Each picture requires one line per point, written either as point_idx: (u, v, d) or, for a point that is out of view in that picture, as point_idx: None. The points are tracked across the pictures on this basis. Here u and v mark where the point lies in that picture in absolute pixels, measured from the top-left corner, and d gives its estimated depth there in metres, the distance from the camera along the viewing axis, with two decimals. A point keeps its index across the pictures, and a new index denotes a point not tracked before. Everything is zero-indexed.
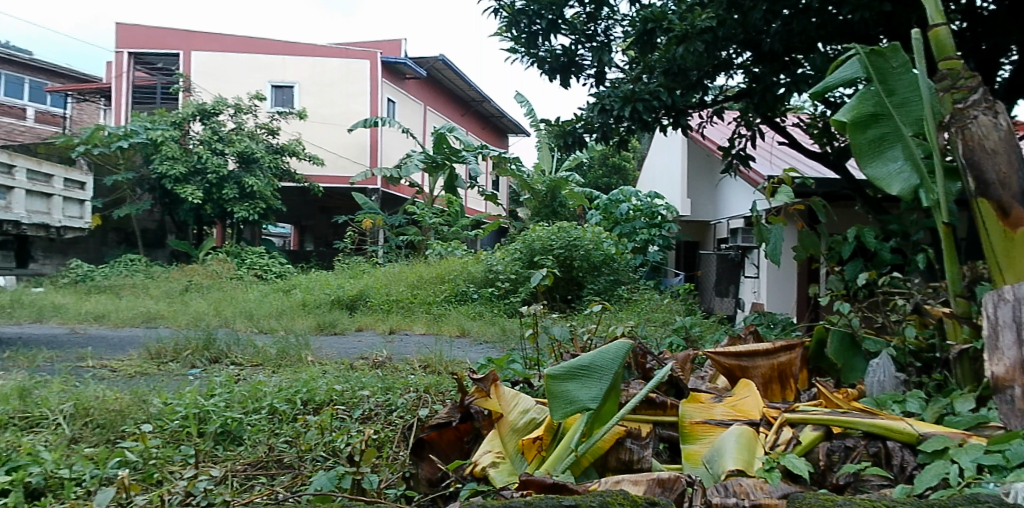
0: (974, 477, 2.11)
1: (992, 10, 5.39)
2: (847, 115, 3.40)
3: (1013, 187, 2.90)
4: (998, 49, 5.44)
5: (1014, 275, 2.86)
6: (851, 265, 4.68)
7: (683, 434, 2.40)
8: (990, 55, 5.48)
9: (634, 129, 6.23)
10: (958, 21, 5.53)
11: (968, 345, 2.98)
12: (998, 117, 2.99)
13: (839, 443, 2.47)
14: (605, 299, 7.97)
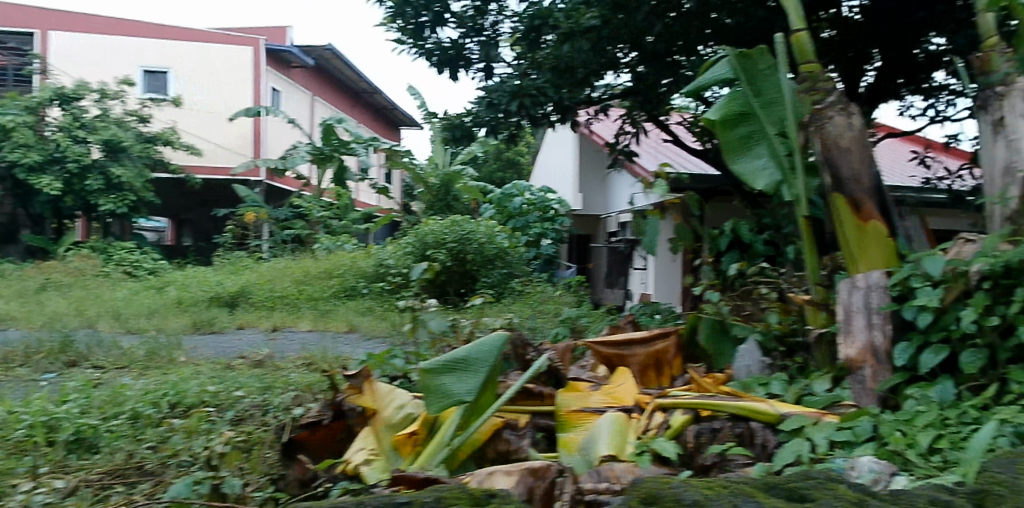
0: (825, 452, 2.29)
1: (859, 20, 5.83)
2: (717, 114, 3.55)
3: (865, 183, 3.20)
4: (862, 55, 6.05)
5: (865, 264, 3.14)
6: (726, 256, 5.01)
7: (559, 423, 2.44)
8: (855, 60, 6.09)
9: (524, 123, 6.29)
10: (828, 29, 5.98)
11: (825, 330, 3.23)
12: (851, 118, 3.24)
13: (706, 425, 2.59)
14: (498, 292, 8.01)
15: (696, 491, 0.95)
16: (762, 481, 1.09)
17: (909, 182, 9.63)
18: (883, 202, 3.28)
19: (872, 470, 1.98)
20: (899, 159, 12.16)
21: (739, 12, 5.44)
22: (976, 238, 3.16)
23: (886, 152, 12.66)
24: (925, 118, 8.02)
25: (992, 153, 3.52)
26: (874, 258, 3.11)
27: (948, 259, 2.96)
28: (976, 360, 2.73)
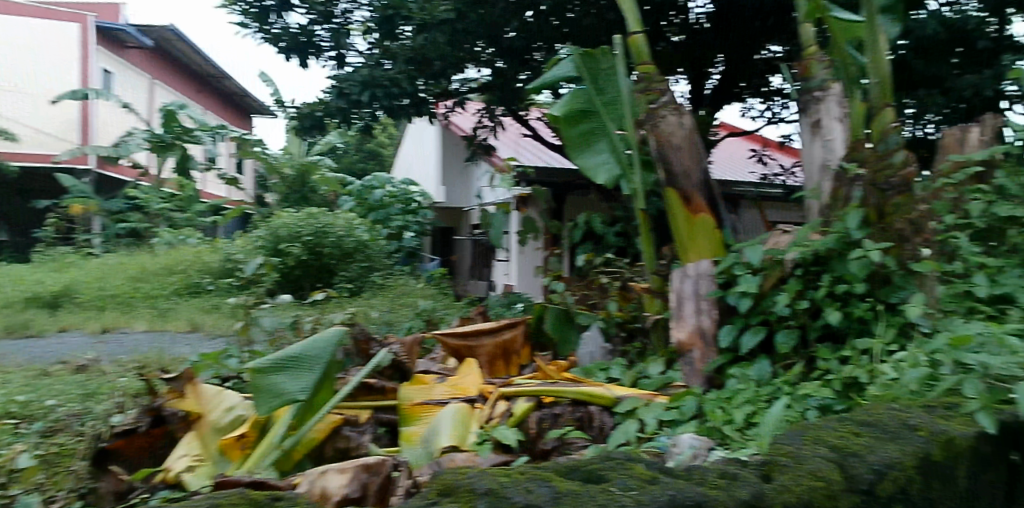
0: (653, 432, 2.45)
1: (705, 26, 6.41)
2: (560, 109, 3.68)
3: (694, 179, 3.44)
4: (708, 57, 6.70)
5: (695, 253, 3.35)
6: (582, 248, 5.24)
7: (402, 417, 2.45)
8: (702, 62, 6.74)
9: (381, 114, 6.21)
10: (678, 34, 6.48)
11: (661, 317, 3.46)
12: (682, 117, 3.46)
13: (548, 411, 2.70)
14: (357, 287, 7.86)
15: (492, 478, 0.97)
16: (563, 465, 1.11)
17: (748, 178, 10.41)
18: (711, 197, 3.53)
19: (692, 446, 2.10)
20: (739, 157, 13.13)
21: (592, 14, 5.65)
22: (791, 229, 3.50)
23: (729, 149, 13.62)
24: (763, 119, 8.71)
25: (811, 153, 3.85)
26: (703, 248, 3.34)
27: (765, 248, 3.26)
28: (789, 340, 3.02)
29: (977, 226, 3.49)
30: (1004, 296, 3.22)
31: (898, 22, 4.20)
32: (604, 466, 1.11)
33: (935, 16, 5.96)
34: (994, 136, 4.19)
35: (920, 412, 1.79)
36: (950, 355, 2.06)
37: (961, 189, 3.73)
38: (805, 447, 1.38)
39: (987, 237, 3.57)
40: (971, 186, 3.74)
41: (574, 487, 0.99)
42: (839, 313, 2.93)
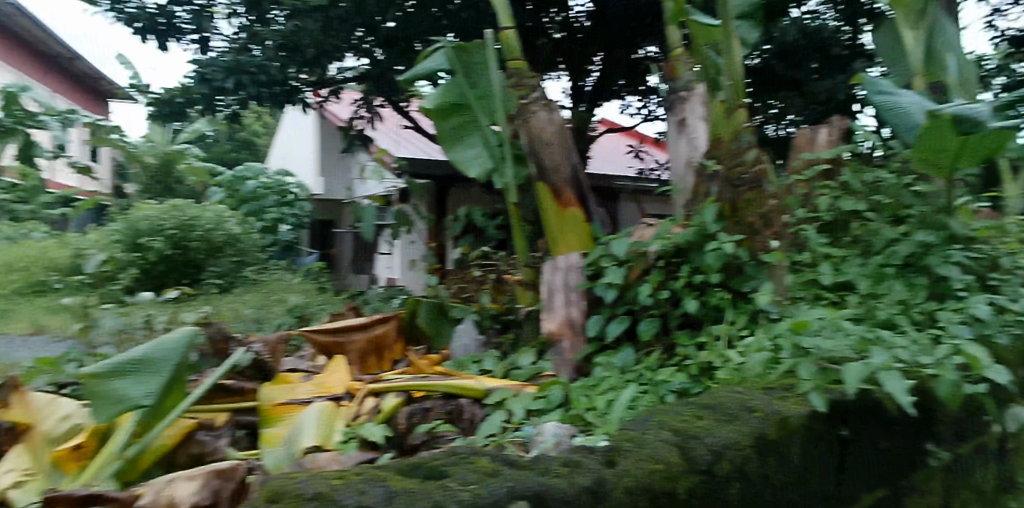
0: (519, 421, 2.48)
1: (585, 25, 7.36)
2: (432, 103, 3.67)
3: (564, 173, 3.52)
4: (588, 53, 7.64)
5: (565, 246, 3.44)
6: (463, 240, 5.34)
7: (263, 418, 2.37)
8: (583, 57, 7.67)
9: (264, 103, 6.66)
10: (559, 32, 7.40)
11: (532, 308, 3.52)
12: (552, 113, 3.54)
13: (418, 405, 2.70)
14: (228, 283, 7.53)
15: (324, 483, 1.03)
16: (407, 464, 1.15)
17: (626, 173, 10.85)
18: (581, 191, 3.63)
19: (555, 434, 2.13)
20: (617, 153, 13.68)
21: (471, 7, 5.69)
22: (654, 222, 3.68)
23: (606, 145, 14.18)
24: (640, 117, 9.08)
25: (678, 149, 4.07)
26: (572, 241, 3.43)
27: (630, 241, 3.39)
28: (651, 328, 3.16)
29: (823, 220, 3.83)
30: (845, 284, 3.53)
31: (757, 28, 4.48)
32: (443, 464, 1.14)
33: (794, 23, 7.00)
34: (841, 136, 4.54)
35: (761, 393, 1.91)
36: (791, 338, 2.21)
37: (811, 185, 4.05)
38: (648, 432, 1.44)
39: (833, 229, 3.89)
40: (820, 182, 4.07)
41: (411, 485, 1.04)
42: (697, 302, 3.10)
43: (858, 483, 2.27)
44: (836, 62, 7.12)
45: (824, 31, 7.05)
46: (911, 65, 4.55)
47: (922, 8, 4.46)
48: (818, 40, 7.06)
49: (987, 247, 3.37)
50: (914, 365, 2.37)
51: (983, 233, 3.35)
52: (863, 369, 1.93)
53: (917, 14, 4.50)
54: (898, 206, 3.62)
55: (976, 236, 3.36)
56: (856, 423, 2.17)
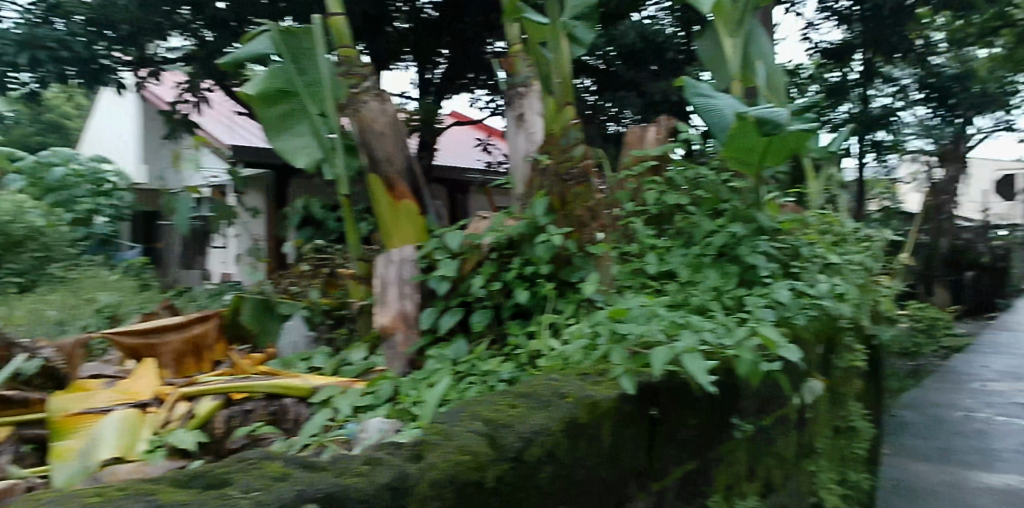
0: (344, 418, 2.44)
1: (430, 15, 7.48)
2: (255, 89, 3.52)
3: (397, 165, 3.48)
4: (434, 43, 7.78)
5: (398, 239, 3.40)
6: (299, 233, 5.21)
7: (52, 431, 2.22)
8: (429, 47, 7.80)
9: (73, 83, 6.22)
10: (404, 22, 7.46)
11: (365, 302, 3.46)
12: (384, 104, 3.51)
13: (238, 408, 2.56)
14: (29, 281, 6.79)
15: (83, 503, 0.96)
16: (189, 474, 1.11)
17: (474, 166, 10.96)
18: (415, 183, 3.60)
19: (379, 429, 2.11)
20: (463, 146, 13.84)
21: None
22: (488, 215, 3.73)
23: (453, 137, 14.31)
24: (488, 111, 9.19)
25: (515, 144, 4.06)
26: (407, 233, 3.40)
27: (464, 233, 3.43)
28: (483, 319, 3.21)
29: (651, 212, 4.06)
30: (669, 272, 3.79)
31: (592, 29, 4.62)
32: (231, 474, 1.10)
33: (633, 26, 7.64)
34: (668, 134, 4.81)
35: (575, 379, 1.99)
36: (609, 325, 2.33)
37: (640, 180, 4.30)
38: (459, 424, 1.47)
39: (657, 222, 4.15)
40: (647, 177, 4.32)
41: (183, 497, 0.98)
42: (527, 292, 3.19)
43: (669, 459, 2.40)
44: (672, 65, 7.77)
45: (660, 37, 7.64)
46: (730, 70, 4.97)
47: (740, 17, 4.92)
48: (654, 45, 7.66)
49: (790, 237, 4.06)
50: (717, 347, 2.58)
51: (786, 225, 4.05)
52: (669, 352, 2.08)
53: (735, 24, 4.93)
54: (716, 200, 3.99)
55: (782, 227, 4.05)
56: (667, 403, 2.32)
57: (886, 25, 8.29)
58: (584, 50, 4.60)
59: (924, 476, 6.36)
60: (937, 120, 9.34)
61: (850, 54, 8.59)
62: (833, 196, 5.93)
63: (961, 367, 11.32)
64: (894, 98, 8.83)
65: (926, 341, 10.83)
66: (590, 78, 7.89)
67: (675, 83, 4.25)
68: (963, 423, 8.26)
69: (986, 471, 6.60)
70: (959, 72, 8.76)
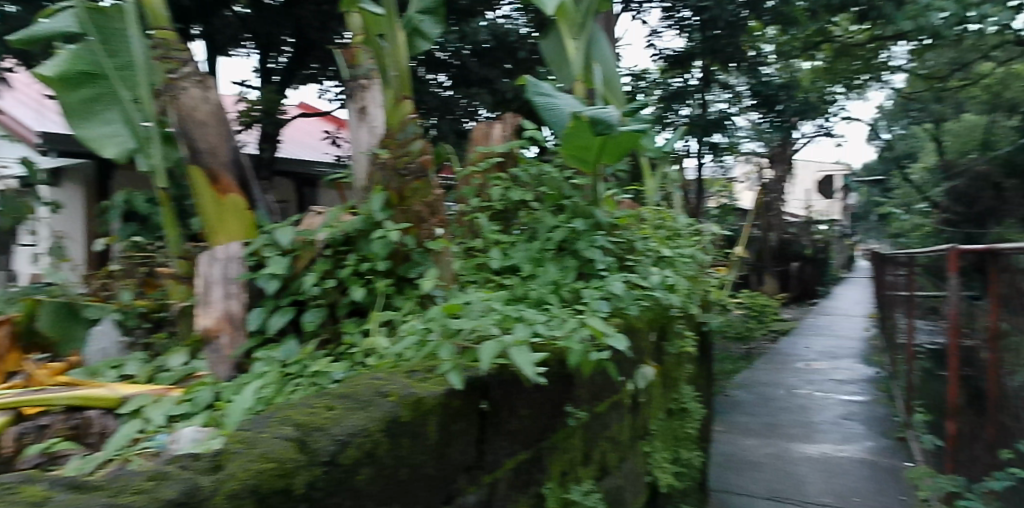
0: (155, 429, 2.26)
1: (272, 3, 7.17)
2: (52, 70, 3.22)
3: (222, 156, 3.29)
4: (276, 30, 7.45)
5: (224, 236, 3.21)
6: (120, 228, 4.80)
7: None
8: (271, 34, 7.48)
9: None
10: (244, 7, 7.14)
11: (186, 303, 3.24)
12: (208, 92, 3.33)
13: (30, 424, 2.30)
14: None
15: None
16: None
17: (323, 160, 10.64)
18: (242, 177, 3.43)
19: (193, 439, 1.98)
20: (311, 139, 13.40)
21: None
22: (323, 210, 3.61)
23: (301, 130, 13.83)
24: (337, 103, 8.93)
25: (357, 137, 3.95)
26: (233, 230, 3.22)
27: (295, 229, 3.30)
28: (315, 318, 3.09)
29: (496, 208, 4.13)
30: (512, 267, 3.85)
31: (440, 23, 4.60)
32: None
33: (489, 27, 7.71)
34: (512, 132, 4.88)
35: (400, 377, 1.97)
36: (441, 322, 2.32)
37: (485, 176, 4.35)
38: (266, 431, 1.42)
39: (501, 218, 4.21)
40: (492, 174, 4.38)
41: None
42: (363, 290, 3.12)
43: (503, 451, 2.43)
44: (524, 63, 7.96)
45: (511, 36, 7.76)
46: (573, 71, 5.14)
47: (582, 21, 5.18)
48: (506, 44, 7.80)
49: (625, 232, 4.27)
50: (550, 338, 2.65)
51: (623, 221, 4.24)
52: (497, 345, 2.11)
53: (578, 26, 5.18)
54: (558, 196, 4.12)
55: (618, 223, 4.24)
56: (498, 396, 2.34)
57: (722, 40, 8.82)
58: (430, 45, 4.54)
59: (752, 452, 7.00)
60: (768, 124, 10.09)
61: (690, 62, 9.24)
62: (669, 194, 6.31)
63: (785, 349, 12.54)
64: (727, 104, 9.62)
65: (755, 326, 11.89)
66: (443, 74, 7.90)
67: (517, 81, 4.31)
68: (786, 399, 9.16)
69: (804, 442, 7.36)
70: (784, 82, 9.81)
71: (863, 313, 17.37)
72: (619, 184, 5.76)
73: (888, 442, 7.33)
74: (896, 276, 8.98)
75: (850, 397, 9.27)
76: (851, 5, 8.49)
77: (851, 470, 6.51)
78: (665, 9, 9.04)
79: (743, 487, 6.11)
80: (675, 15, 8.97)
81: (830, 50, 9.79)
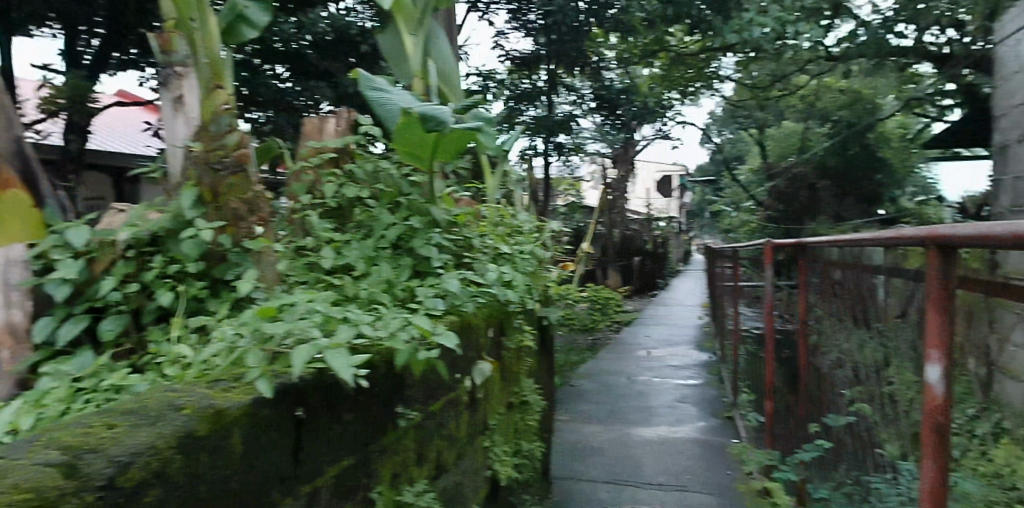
0: None
1: None
2: None
3: (6, 150, 3.03)
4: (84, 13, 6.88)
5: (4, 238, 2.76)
6: None
7: None
8: (79, 17, 6.90)
9: None
10: None
11: None
12: None
13: None
14: None
15: None
16: None
17: (144, 154, 9.82)
18: (28, 172, 3.13)
19: None
20: (134, 131, 12.34)
21: None
22: (126, 208, 3.31)
23: (122, 122, 12.70)
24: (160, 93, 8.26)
25: (173, 127, 3.54)
26: (15, 231, 2.82)
27: (92, 229, 3.00)
28: (115, 326, 2.81)
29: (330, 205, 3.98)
30: (344, 266, 3.72)
31: (268, 11, 4.34)
32: None
33: (334, 20, 7.58)
34: (348, 127, 4.71)
35: (200, 389, 1.84)
36: (253, 326, 2.19)
37: (319, 172, 4.19)
38: (28, 459, 1.30)
39: (334, 216, 4.08)
40: (325, 170, 4.23)
41: None
42: (171, 294, 2.88)
43: (323, 458, 2.33)
44: (366, 58, 7.80)
45: (352, 30, 7.61)
46: (412, 68, 5.07)
47: (420, 17, 5.10)
48: (347, 38, 7.64)
49: (463, 230, 4.27)
50: (374, 340, 2.59)
51: (461, 218, 4.24)
52: (311, 350, 2.02)
53: (416, 23, 5.12)
54: (394, 193, 4.04)
55: (456, 221, 4.23)
56: (315, 403, 2.25)
57: (567, 44, 9.50)
58: (259, 34, 4.29)
59: (595, 438, 7.33)
60: (609, 128, 10.77)
61: (537, 64, 9.92)
62: (511, 193, 6.42)
63: (627, 339, 13.22)
64: (574, 106, 10.34)
65: (599, 318, 12.46)
66: (281, 65, 7.53)
67: (350, 75, 4.18)
68: (626, 386, 9.67)
69: (642, 426, 7.79)
70: (624, 88, 10.38)
71: (697, 303, 18.70)
72: (461, 182, 5.77)
73: (717, 422, 7.91)
74: (726, 269, 9.75)
75: (684, 381, 9.93)
76: (682, 17, 8.89)
77: (684, 449, 6.98)
78: (512, 11, 9.60)
79: (586, 473, 6.35)
80: (522, 18, 9.56)
81: (664, 63, 11.39)
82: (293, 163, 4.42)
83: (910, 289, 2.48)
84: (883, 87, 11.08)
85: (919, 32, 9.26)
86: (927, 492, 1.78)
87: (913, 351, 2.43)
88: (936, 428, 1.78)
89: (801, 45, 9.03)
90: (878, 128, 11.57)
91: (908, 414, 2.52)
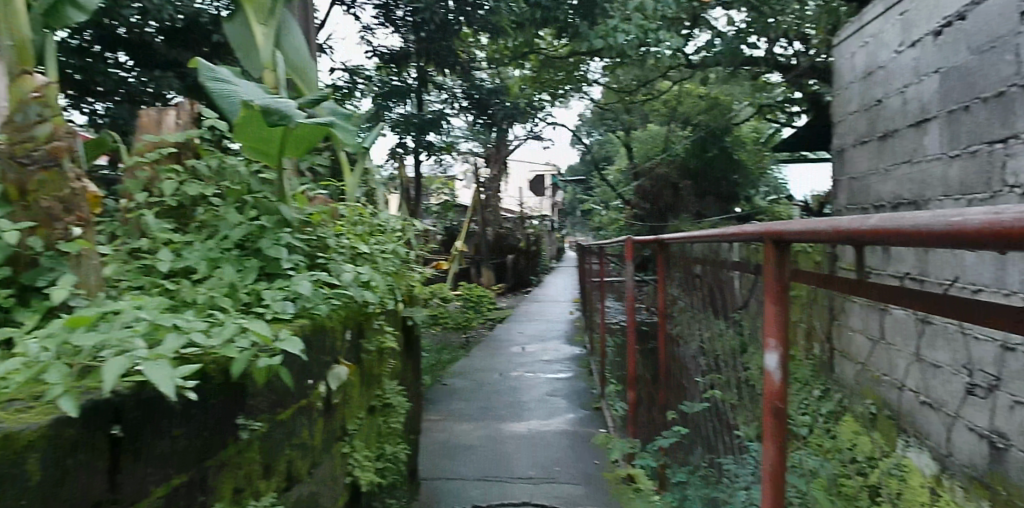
0: None
1: None
2: None
3: None
4: None
5: None
6: None
7: None
8: None
9: None
10: None
11: None
12: None
13: None
14: None
15: None
16: None
17: None
18: None
19: None
20: None
21: None
22: None
23: None
24: None
25: None
26: None
27: None
28: None
29: (168, 204, 3.71)
30: (184, 269, 3.48)
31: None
32: None
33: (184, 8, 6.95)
34: (191, 121, 4.39)
35: None
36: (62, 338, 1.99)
37: (155, 168, 3.89)
38: None
39: (172, 215, 3.79)
40: (164, 166, 3.93)
41: None
42: None
43: (149, 477, 2.15)
44: (220, 48, 7.35)
45: (203, 18, 7.10)
46: (262, 59, 4.76)
47: (270, 7, 4.84)
48: (198, 29, 7.16)
49: (317, 229, 4.10)
50: (206, 348, 2.43)
51: (314, 218, 4.08)
52: (123, 363, 1.86)
53: (267, 13, 4.85)
54: (241, 191, 3.82)
55: (309, 221, 4.06)
56: (138, 419, 2.07)
57: (437, 44, 9.28)
58: (87, 17, 3.90)
59: (466, 435, 7.34)
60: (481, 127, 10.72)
61: (406, 62, 9.56)
62: (375, 191, 6.26)
63: (500, 336, 13.36)
64: (445, 104, 9.93)
65: (473, 316, 12.50)
66: (124, 53, 6.95)
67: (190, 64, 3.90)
68: (498, 382, 9.75)
69: (512, 421, 7.88)
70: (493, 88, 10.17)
71: (569, 299, 19.22)
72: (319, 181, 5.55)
73: (585, 413, 8.14)
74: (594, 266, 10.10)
75: (555, 375, 10.15)
76: (550, 21, 9.32)
77: (553, 442, 7.14)
78: (378, 7, 9.21)
79: (455, 472, 6.33)
80: (389, 13, 9.18)
81: (534, 65, 11.87)
82: (128, 158, 4.08)
83: (752, 281, 2.66)
84: (738, 94, 11.83)
85: (770, 44, 9.96)
86: (772, 470, 1.90)
87: (757, 339, 2.59)
88: (776, 412, 1.91)
89: (664, 53, 9.54)
90: (734, 132, 12.62)
91: (754, 398, 2.68)
